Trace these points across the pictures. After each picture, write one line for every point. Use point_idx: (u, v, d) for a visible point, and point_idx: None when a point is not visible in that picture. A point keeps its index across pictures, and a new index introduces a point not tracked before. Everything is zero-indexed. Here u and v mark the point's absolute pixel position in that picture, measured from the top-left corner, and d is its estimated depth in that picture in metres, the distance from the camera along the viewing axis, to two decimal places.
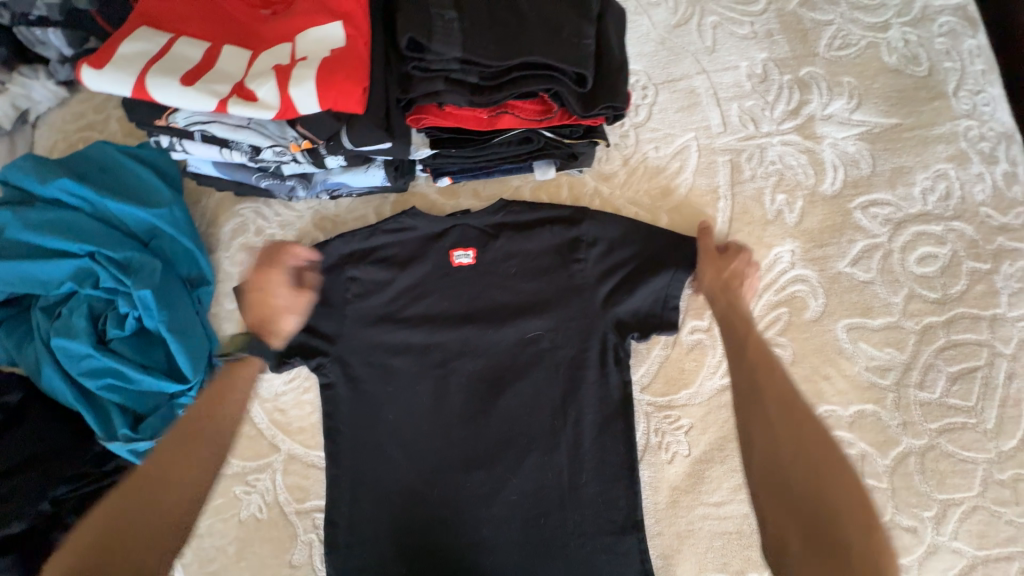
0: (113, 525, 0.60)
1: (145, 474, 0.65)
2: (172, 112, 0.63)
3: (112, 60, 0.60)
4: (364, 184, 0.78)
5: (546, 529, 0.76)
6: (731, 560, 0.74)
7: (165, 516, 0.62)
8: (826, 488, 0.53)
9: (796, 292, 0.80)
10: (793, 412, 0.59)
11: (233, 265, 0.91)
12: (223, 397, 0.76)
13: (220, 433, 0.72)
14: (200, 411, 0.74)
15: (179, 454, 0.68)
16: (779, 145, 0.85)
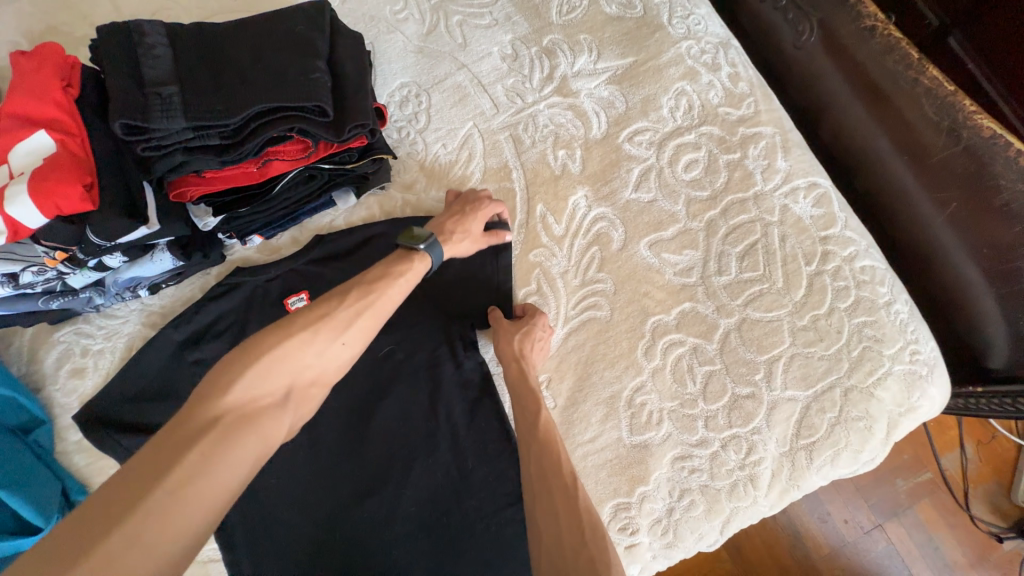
0: (259, 390, 0.57)
1: (275, 343, 0.60)
2: None
3: None
4: (159, 271, 0.77)
5: (452, 525, 0.78)
6: (619, 483, 0.79)
7: (278, 390, 0.59)
8: (575, 510, 0.63)
9: (600, 229, 0.88)
10: (550, 446, 0.69)
11: (68, 394, 0.86)
12: (387, 281, 0.71)
13: (356, 312, 0.67)
14: (369, 285, 0.69)
15: (321, 328, 0.64)
16: (547, 109, 0.94)
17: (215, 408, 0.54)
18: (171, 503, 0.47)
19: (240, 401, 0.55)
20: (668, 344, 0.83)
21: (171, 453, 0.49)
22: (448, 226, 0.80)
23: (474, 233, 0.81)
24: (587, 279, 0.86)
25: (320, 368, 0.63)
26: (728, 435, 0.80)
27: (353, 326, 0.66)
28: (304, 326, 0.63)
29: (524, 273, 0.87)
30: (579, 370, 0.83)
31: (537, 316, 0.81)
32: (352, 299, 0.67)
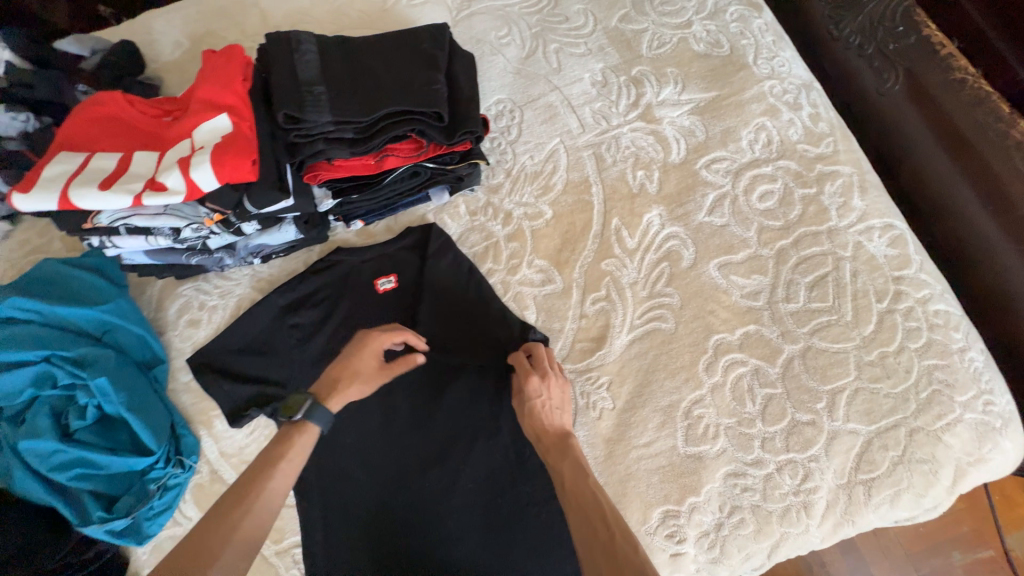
0: None
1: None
2: (96, 214, 0.74)
3: (38, 183, 0.71)
4: (281, 241, 0.89)
5: (503, 510, 0.83)
6: (670, 490, 0.82)
7: None
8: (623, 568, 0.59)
9: (671, 246, 0.93)
10: (584, 505, 0.68)
11: (184, 340, 0.99)
12: (271, 469, 0.70)
13: (240, 518, 0.65)
14: (261, 485, 0.68)
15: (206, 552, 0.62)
16: (630, 132, 1.01)
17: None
18: None
19: None
20: (730, 362, 0.85)
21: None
22: (334, 376, 0.81)
23: (364, 372, 0.82)
24: (655, 292, 0.91)
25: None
26: (785, 458, 0.81)
27: (235, 537, 0.64)
28: (175, 562, 0.60)
29: (594, 281, 0.93)
30: (640, 377, 0.87)
31: (525, 376, 0.81)
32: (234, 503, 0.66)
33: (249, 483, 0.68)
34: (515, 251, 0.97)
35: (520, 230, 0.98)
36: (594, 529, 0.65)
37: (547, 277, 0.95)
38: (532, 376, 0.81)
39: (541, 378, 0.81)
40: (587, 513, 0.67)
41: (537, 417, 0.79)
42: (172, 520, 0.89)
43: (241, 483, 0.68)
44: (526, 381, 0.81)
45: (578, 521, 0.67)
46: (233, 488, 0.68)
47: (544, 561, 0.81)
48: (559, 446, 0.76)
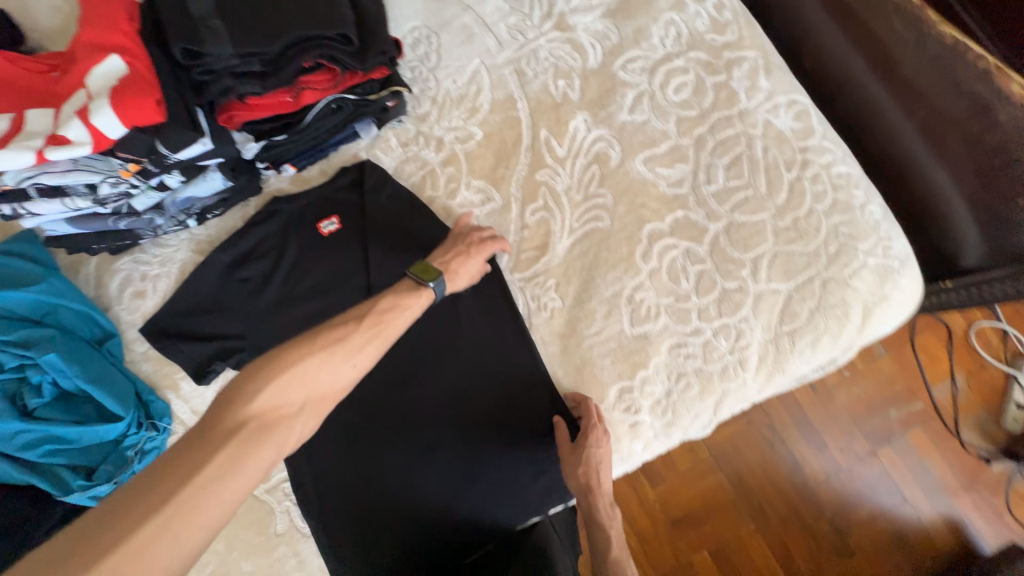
0: (279, 398, 0.61)
1: (289, 362, 0.64)
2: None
3: None
4: (209, 191, 0.88)
5: (474, 411, 0.89)
6: (623, 368, 0.89)
7: (295, 401, 0.63)
8: None
9: (599, 149, 0.97)
10: None
11: (132, 312, 0.97)
12: (396, 310, 0.75)
13: (373, 340, 0.71)
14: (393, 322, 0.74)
15: (336, 348, 0.67)
16: (547, 44, 1.02)
17: (239, 415, 0.58)
18: (180, 511, 0.50)
19: (263, 410, 0.60)
20: (663, 247, 0.92)
21: (197, 458, 0.53)
22: (451, 267, 0.85)
23: (473, 272, 0.87)
24: (589, 194, 0.96)
25: (331, 382, 0.66)
26: (719, 324, 0.89)
27: (359, 355, 0.69)
28: (319, 347, 0.66)
29: (531, 192, 0.96)
30: (584, 274, 0.93)
31: (589, 429, 0.83)
32: (368, 324, 0.71)
33: (385, 317, 0.74)
34: (451, 176, 0.99)
35: (454, 154, 1.00)
36: None
37: (486, 197, 0.98)
38: (596, 428, 0.83)
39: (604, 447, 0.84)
40: None
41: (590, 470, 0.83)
42: None
43: (377, 310, 0.74)
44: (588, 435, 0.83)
45: None
46: (375, 314, 0.73)
47: (516, 448, 0.88)
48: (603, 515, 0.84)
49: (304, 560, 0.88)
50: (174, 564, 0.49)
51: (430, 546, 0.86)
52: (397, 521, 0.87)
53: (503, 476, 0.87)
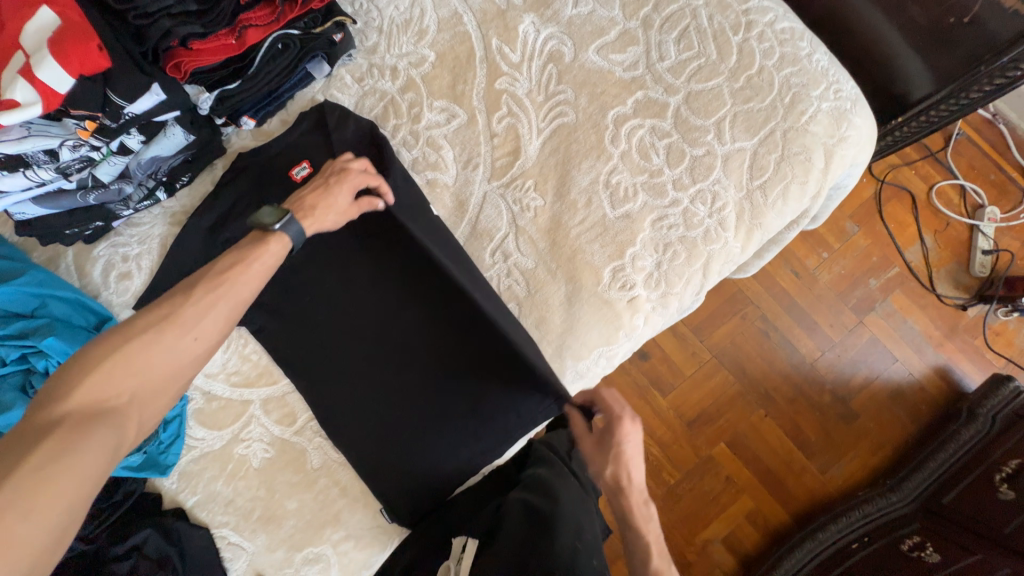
0: (100, 388, 0.57)
1: (117, 345, 0.60)
2: None
3: None
4: (173, 149, 0.88)
5: (473, 340, 0.93)
6: (611, 249, 0.93)
7: (126, 388, 0.59)
8: None
9: (552, 47, 0.98)
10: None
11: (122, 294, 0.97)
12: (239, 267, 0.70)
13: (214, 307, 0.67)
14: (236, 287, 0.69)
15: (166, 326, 0.63)
16: None
17: (61, 409, 0.55)
18: (10, 502, 0.47)
19: (85, 402, 0.56)
20: (631, 129, 0.95)
21: (19, 452, 0.50)
22: (309, 202, 0.81)
23: (340, 205, 0.84)
24: (550, 93, 0.98)
25: (172, 362, 0.63)
26: (694, 191, 0.93)
27: (205, 320, 0.66)
28: (149, 329, 0.62)
29: (493, 102, 0.98)
30: (559, 170, 0.96)
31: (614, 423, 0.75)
32: (206, 290, 0.67)
33: (220, 280, 0.68)
34: (412, 101, 0.99)
35: (411, 80, 1.00)
36: None
37: (451, 114, 0.99)
38: (625, 418, 0.75)
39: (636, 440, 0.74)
40: None
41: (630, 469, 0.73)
42: (186, 446, 0.92)
43: (211, 277, 0.68)
44: (617, 424, 0.75)
45: None
46: (207, 281, 0.68)
47: (518, 373, 0.91)
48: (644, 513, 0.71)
49: (346, 487, 0.92)
50: (29, 548, 0.47)
51: (457, 465, 0.92)
52: (423, 449, 0.92)
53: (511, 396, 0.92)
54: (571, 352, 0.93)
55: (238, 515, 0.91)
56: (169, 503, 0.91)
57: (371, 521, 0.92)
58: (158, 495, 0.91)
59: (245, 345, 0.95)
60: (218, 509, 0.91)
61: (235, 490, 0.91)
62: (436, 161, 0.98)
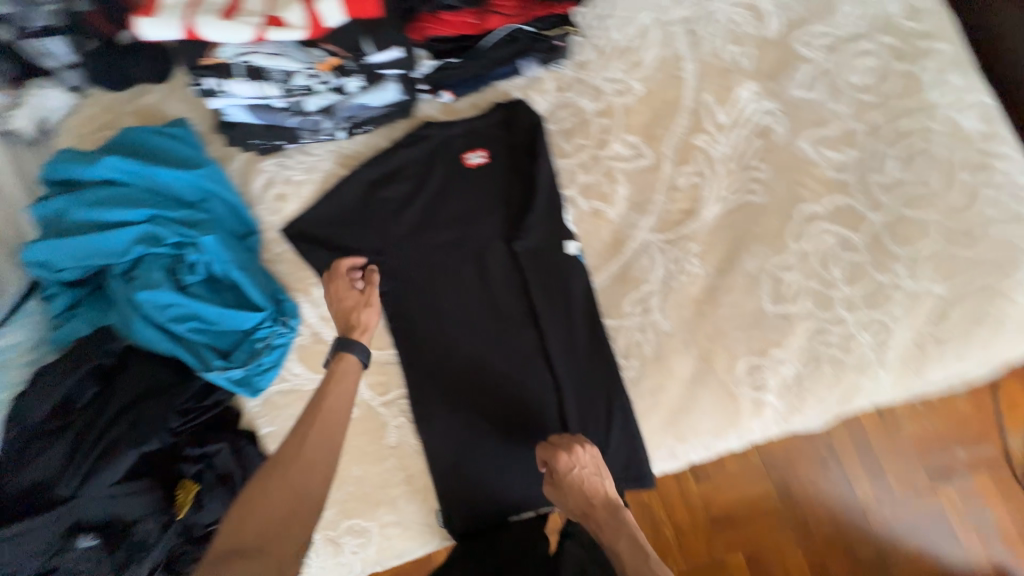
0: (235, 519, 0.68)
1: (254, 483, 0.70)
2: (219, 48, 0.75)
3: (159, 8, 0.68)
4: (382, 102, 0.88)
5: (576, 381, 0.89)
6: (757, 344, 0.87)
7: (260, 526, 0.67)
8: None
9: (763, 122, 0.95)
10: None
11: (273, 214, 1.00)
12: (325, 391, 0.78)
13: (313, 434, 0.74)
14: (329, 405, 0.76)
15: (279, 460, 0.72)
16: (725, 7, 1.00)
17: (220, 545, 0.66)
18: None
19: (229, 540, 0.66)
20: (820, 230, 0.89)
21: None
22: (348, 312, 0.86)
23: (349, 301, 0.86)
24: (745, 167, 0.95)
25: (295, 493, 0.70)
26: (865, 316, 0.87)
27: (309, 445, 0.73)
28: (273, 467, 0.71)
29: (685, 155, 0.96)
30: (729, 245, 0.92)
31: (552, 447, 0.79)
32: (306, 419, 0.75)
33: (317, 410, 0.76)
34: (605, 127, 0.99)
35: (611, 106, 0.99)
36: None
37: (638, 153, 0.97)
38: (575, 446, 0.79)
39: (580, 466, 0.78)
40: None
41: (586, 493, 0.77)
42: (278, 377, 0.94)
43: (314, 402, 0.77)
44: (554, 459, 0.78)
45: None
46: (309, 411, 0.76)
47: (614, 434, 0.86)
48: (613, 523, 0.76)
49: (411, 476, 0.89)
50: None
51: (520, 498, 0.88)
52: (500, 471, 0.88)
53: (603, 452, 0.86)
54: (677, 430, 0.87)
55: None
56: (244, 424, 0.92)
57: (423, 517, 0.89)
58: (239, 413, 0.92)
59: None
60: None
61: None
62: (608, 192, 0.96)
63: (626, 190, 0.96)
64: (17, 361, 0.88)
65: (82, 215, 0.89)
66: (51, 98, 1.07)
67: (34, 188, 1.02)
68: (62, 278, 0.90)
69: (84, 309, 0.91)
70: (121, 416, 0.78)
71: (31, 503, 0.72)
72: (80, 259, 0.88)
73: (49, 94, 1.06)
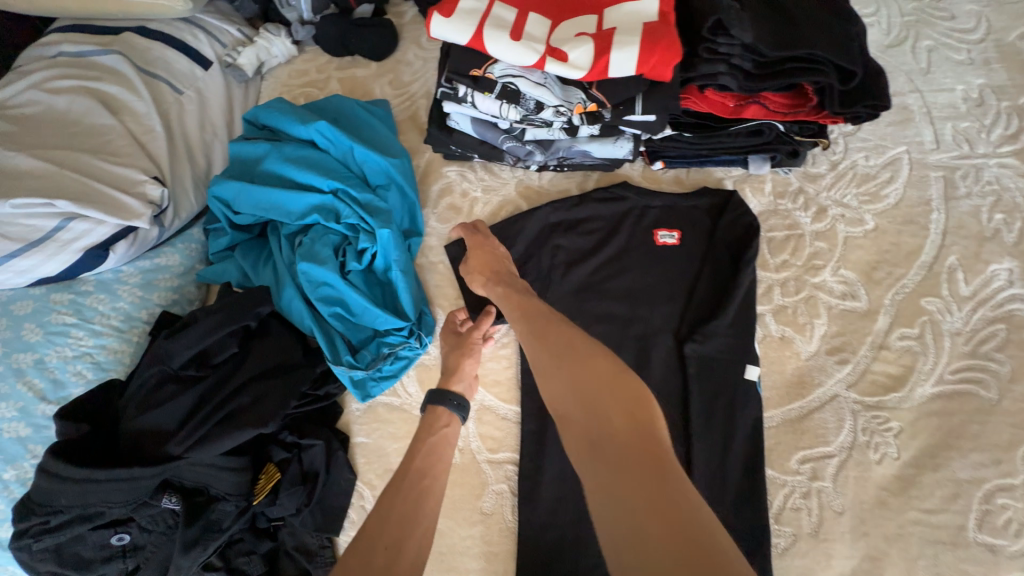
0: None
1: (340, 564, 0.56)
2: (492, 64, 0.73)
3: (458, 12, 0.69)
4: (604, 155, 0.85)
5: None
6: (946, 570, 0.71)
7: None
8: (608, 407, 0.55)
9: (1015, 310, 0.80)
10: (552, 342, 0.65)
11: (440, 221, 0.95)
12: (417, 449, 0.71)
13: (397, 506, 0.62)
14: (416, 471, 0.67)
15: (364, 533, 0.59)
16: (996, 167, 0.88)
17: None
18: None
19: None
20: None
21: None
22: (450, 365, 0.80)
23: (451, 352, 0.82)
24: (979, 352, 0.79)
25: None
26: None
27: (408, 520, 0.61)
28: (357, 538, 0.59)
29: (907, 313, 0.82)
30: (938, 436, 0.77)
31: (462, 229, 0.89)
32: (397, 480, 0.66)
33: (402, 473, 0.67)
34: (818, 251, 0.88)
35: (833, 230, 0.88)
36: (575, 361, 0.61)
37: (850, 292, 0.85)
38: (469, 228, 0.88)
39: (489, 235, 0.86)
40: (567, 355, 0.62)
41: (491, 261, 0.82)
42: (391, 390, 0.86)
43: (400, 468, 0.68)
44: (469, 236, 0.86)
45: (557, 367, 0.61)
46: (395, 475, 0.67)
47: None
48: (506, 281, 0.80)
49: (492, 555, 0.78)
50: None
51: None
52: None
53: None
54: None
55: None
56: (340, 425, 0.85)
57: None
58: (340, 411, 0.85)
59: (505, 344, 0.88)
60: (374, 469, 0.81)
61: None
62: (803, 324, 0.84)
63: (824, 328, 0.84)
64: (163, 284, 0.87)
65: (276, 166, 0.89)
66: (275, 46, 1.08)
67: (233, 123, 1.04)
68: (234, 220, 0.89)
69: (239, 254, 0.90)
70: (247, 388, 0.77)
71: (139, 452, 0.72)
72: (258, 207, 0.87)
73: (275, 41, 1.08)
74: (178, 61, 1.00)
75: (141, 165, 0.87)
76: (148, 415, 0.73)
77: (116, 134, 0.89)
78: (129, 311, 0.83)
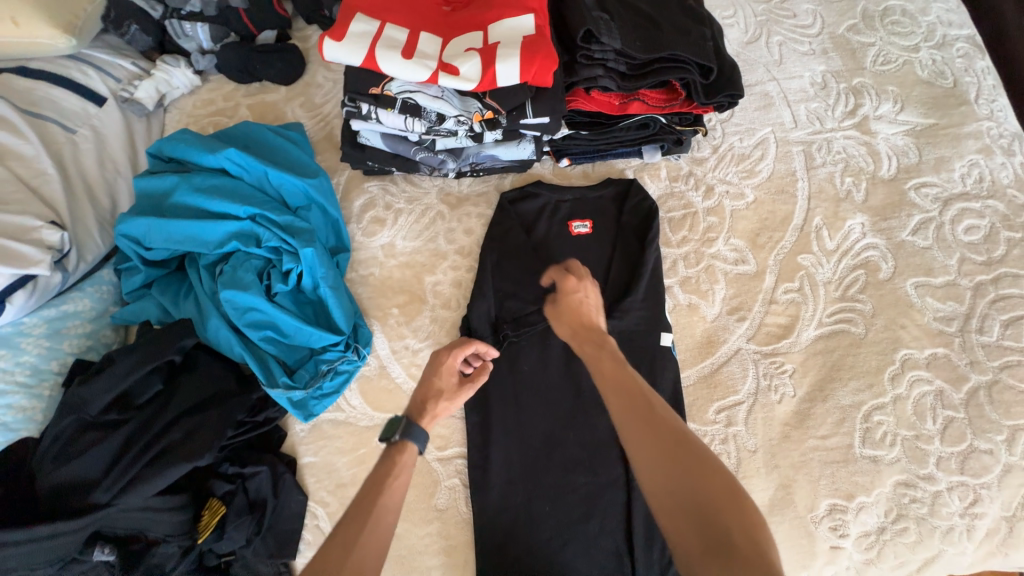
0: None
1: None
2: (389, 81, 0.78)
3: (349, 36, 0.73)
4: (511, 157, 0.92)
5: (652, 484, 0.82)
6: (841, 485, 0.82)
7: None
8: (687, 457, 0.54)
9: (869, 256, 0.95)
10: (625, 390, 0.62)
11: (366, 236, 0.98)
12: (382, 485, 0.64)
13: (359, 544, 0.58)
14: (381, 509, 0.61)
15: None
16: (842, 139, 1.04)
17: None
18: None
19: None
20: (915, 378, 0.87)
21: None
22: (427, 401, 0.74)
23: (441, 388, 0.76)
24: (846, 295, 0.93)
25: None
26: (957, 480, 0.82)
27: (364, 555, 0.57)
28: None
29: (787, 271, 0.95)
30: (823, 371, 0.89)
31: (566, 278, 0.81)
32: (357, 516, 0.60)
33: (363, 508, 0.61)
34: (711, 225, 0.99)
35: (721, 206, 1.00)
36: (642, 413, 0.59)
37: (741, 257, 0.97)
38: (571, 277, 0.81)
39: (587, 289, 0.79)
40: (636, 406, 0.60)
41: (583, 316, 0.76)
42: (334, 405, 0.86)
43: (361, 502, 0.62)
44: (564, 282, 0.81)
45: (628, 415, 0.60)
46: (353, 511, 0.61)
47: None
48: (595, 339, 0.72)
49: (452, 547, 0.81)
50: None
51: None
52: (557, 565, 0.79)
53: (665, 565, 0.79)
54: None
55: (341, 504, 0.81)
56: (285, 448, 0.85)
57: None
58: (284, 435, 0.85)
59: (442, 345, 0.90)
60: (326, 486, 0.82)
61: (352, 478, 0.82)
62: (706, 290, 0.95)
63: (723, 292, 0.95)
64: (73, 331, 0.83)
65: (186, 198, 0.88)
66: (175, 77, 1.06)
67: (136, 158, 1.01)
68: (147, 256, 0.87)
69: (156, 289, 0.88)
70: (178, 424, 0.75)
71: (61, 506, 0.69)
72: (171, 240, 0.85)
73: (175, 72, 1.06)
74: (68, 100, 0.97)
75: (34, 210, 0.82)
76: (65, 469, 0.70)
77: (2, 180, 0.83)
78: (37, 364, 0.79)
